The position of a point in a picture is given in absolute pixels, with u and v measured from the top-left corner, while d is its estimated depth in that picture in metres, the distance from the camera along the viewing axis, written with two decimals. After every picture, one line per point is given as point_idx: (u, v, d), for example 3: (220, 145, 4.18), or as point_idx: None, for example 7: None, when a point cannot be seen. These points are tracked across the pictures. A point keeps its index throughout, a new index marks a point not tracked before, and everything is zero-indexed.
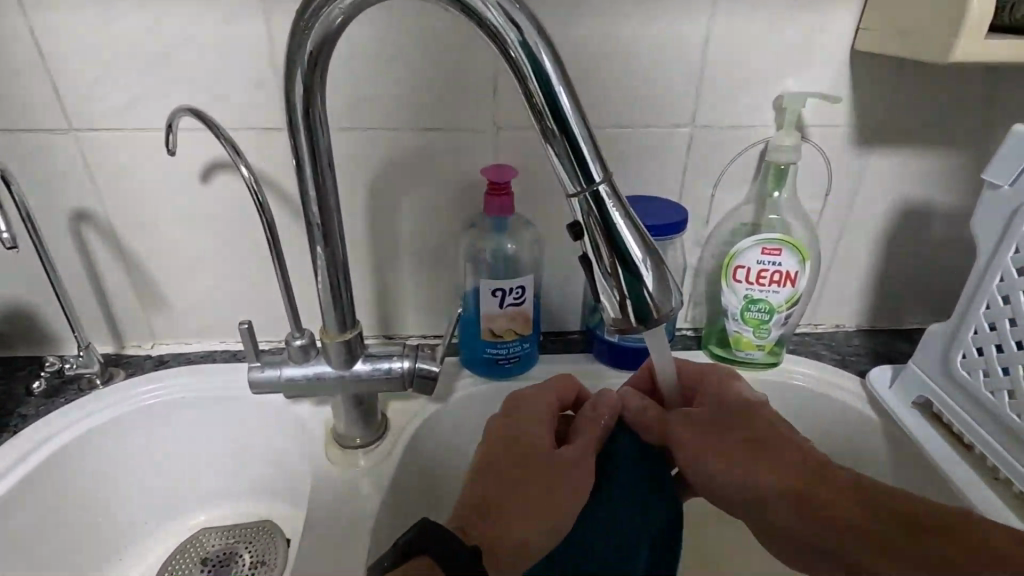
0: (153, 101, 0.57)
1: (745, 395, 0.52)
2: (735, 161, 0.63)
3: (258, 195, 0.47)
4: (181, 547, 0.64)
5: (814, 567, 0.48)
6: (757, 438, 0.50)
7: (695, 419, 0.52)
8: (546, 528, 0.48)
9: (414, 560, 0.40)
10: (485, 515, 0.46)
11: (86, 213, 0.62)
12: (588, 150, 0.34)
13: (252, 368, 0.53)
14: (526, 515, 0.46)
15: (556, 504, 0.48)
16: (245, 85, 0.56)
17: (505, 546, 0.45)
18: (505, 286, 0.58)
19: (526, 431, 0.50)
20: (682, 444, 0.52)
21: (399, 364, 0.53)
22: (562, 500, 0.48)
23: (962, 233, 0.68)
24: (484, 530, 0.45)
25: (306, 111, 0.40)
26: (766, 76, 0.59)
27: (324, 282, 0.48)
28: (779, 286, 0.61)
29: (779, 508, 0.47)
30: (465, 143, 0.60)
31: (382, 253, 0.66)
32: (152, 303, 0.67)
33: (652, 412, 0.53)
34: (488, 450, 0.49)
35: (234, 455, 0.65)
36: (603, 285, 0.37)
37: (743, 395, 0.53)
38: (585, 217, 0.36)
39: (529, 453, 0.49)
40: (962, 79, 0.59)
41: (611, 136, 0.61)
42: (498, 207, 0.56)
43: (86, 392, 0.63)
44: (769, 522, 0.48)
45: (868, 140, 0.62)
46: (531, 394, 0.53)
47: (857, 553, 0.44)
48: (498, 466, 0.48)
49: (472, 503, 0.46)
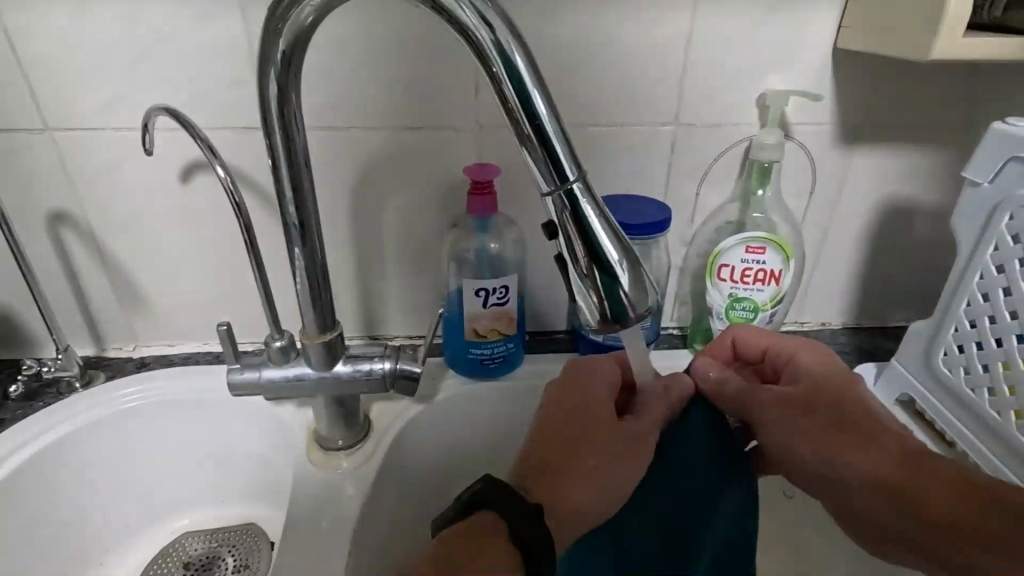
0: (130, 101, 0.56)
1: (837, 376, 0.52)
2: (719, 159, 0.63)
3: (234, 195, 0.47)
4: (163, 551, 0.63)
5: (885, 547, 0.49)
6: (844, 420, 0.49)
7: (782, 399, 0.51)
8: (600, 498, 0.47)
9: (482, 515, 0.42)
10: (542, 480, 0.45)
11: (64, 213, 0.61)
12: (563, 149, 0.34)
13: (230, 370, 0.52)
14: (584, 483, 0.46)
15: (610, 475, 0.47)
16: (224, 84, 0.56)
17: (559, 509, 0.45)
18: (489, 285, 0.58)
19: (592, 403, 0.48)
20: (765, 418, 0.51)
21: (381, 365, 0.53)
22: (616, 473, 0.47)
23: (945, 231, 0.68)
24: (541, 491, 0.44)
25: (280, 110, 0.39)
26: (749, 75, 0.59)
27: (303, 283, 0.47)
28: (763, 285, 0.61)
29: (864, 492, 0.48)
30: (447, 142, 0.60)
31: (366, 252, 0.65)
32: (132, 305, 0.67)
33: (732, 387, 0.52)
34: (552, 414, 0.48)
35: (217, 458, 0.64)
36: (579, 286, 0.37)
37: (834, 377, 0.52)
38: (561, 216, 0.35)
39: (583, 423, 0.48)
40: (943, 78, 0.59)
41: (594, 135, 0.61)
42: (481, 207, 0.56)
43: (65, 395, 0.62)
44: (848, 502, 0.49)
45: (851, 138, 0.62)
46: (602, 366, 0.52)
47: (944, 541, 0.45)
48: (561, 431, 0.47)
49: (533, 460, 0.46)
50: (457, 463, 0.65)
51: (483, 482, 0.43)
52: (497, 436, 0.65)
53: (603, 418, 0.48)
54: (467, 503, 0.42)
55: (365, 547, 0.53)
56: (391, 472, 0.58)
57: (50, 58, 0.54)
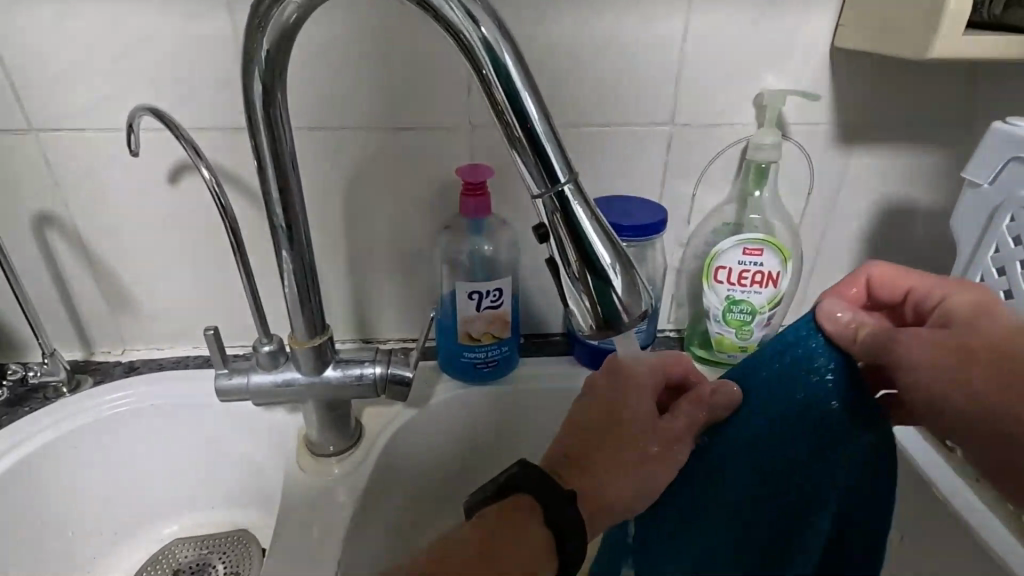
0: (117, 101, 0.55)
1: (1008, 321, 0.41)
2: (716, 160, 0.62)
3: (220, 197, 0.46)
4: (152, 559, 0.62)
5: None
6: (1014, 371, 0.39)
7: (931, 345, 0.41)
8: (631, 495, 0.45)
9: (516, 497, 0.42)
10: (577, 470, 0.44)
11: (50, 215, 0.60)
12: (553, 150, 0.33)
13: (218, 375, 0.51)
14: (615, 481, 0.44)
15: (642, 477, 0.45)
16: (212, 84, 0.55)
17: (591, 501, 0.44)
18: (482, 288, 0.57)
19: (630, 400, 0.47)
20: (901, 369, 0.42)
21: (371, 369, 0.52)
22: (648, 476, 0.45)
23: (944, 232, 0.67)
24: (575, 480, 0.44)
25: (265, 111, 0.39)
26: (745, 75, 0.58)
27: (291, 287, 0.46)
28: (761, 287, 0.60)
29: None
30: (440, 142, 0.59)
31: (358, 254, 0.64)
32: (121, 309, 0.66)
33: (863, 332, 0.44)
34: (590, 406, 0.47)
35: (207, 463, 0.63)
36: (570, 290, 0.36)
37: (1002, 323, 0.41)
38: (551, 219, 0.34)
39: (621, 418, 0.46)
40: (941, 77, 0.59)
41: (589, 135, 0.60)
42: (474, 208, 0.55)
43: (51, 400, 0.61)
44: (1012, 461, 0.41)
45: (850, 138, 0.61)
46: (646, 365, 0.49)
47: None
48: (597, 424, 0.46)
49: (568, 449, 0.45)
50: (451, 468, 0.64)
51: (517, 467, 0.43)
52: (493, 441, 0.64)
53: (642, 413, 0.47)
54: (502, 485, 0.43)
55: (356, 555, 0.52)
56: (383, 477, 0.57)
57: (34, 58, 0.53)
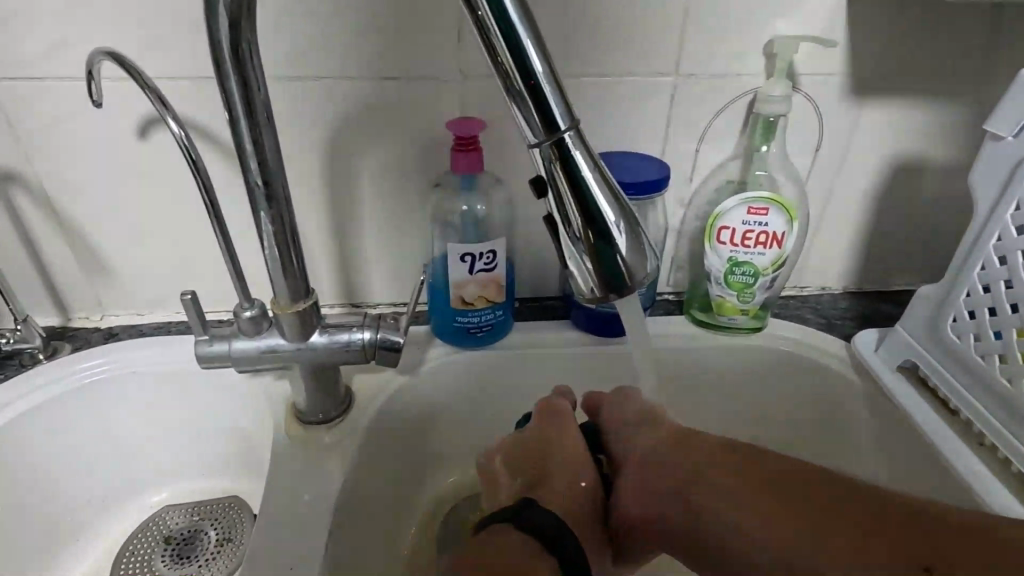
0: (77, 48, 0.51)
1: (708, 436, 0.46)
2: (721, 114, 0.58)
3: (190, 152, 0.42)
4: (143, 526, 0.61)
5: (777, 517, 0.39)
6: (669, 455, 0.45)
7: (722, 479, 0.42)
8: (568, 465, 0.47)
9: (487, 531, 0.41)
10: (540, 475, 0.46)
11: (14, 173, 0.56)
12: (554, 97, 0.30)
13: (198, 342, 0.48)
14: (561, 465, 0.46)
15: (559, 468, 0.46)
16: (181, 28, 0.50)
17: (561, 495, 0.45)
18: (474, 250, 0.54)
19: (546, 439, 0.48)
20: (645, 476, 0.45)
21: (359, 335, 0.50)
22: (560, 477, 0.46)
23: (956, 189, 0.65)
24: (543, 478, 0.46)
25: (235, 53, 0.35)
26: (754, 20, 0.54)
27: (271, 249, 0.43)
28: (765, 248, 0.58)
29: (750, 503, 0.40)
30: (428, 94, 0.55)
31: (345, 215, 0.61)
32: (98, 273, 0.63)
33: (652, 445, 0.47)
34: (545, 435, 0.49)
35: (194, 429, 0.62)
36: (571, 253, 0.34)
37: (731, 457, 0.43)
38: (549, 173, 0.32)
39: (552, 444, 0.48)
40: (962, 21, 0.55)
41: (587, 87, 0.56)
42: (466, 163, 0.51)
43: (27, 368, 0.59)
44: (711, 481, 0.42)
45: (862, 90, 0.58)
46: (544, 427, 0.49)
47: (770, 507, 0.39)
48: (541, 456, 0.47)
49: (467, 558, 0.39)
50: (443, 432, 0.63)
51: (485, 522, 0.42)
52: (489, 404, 0.63)
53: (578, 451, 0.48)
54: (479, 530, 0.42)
55: (347, 525, 0.51)
56: (376, 444, 0.56)
57: None
